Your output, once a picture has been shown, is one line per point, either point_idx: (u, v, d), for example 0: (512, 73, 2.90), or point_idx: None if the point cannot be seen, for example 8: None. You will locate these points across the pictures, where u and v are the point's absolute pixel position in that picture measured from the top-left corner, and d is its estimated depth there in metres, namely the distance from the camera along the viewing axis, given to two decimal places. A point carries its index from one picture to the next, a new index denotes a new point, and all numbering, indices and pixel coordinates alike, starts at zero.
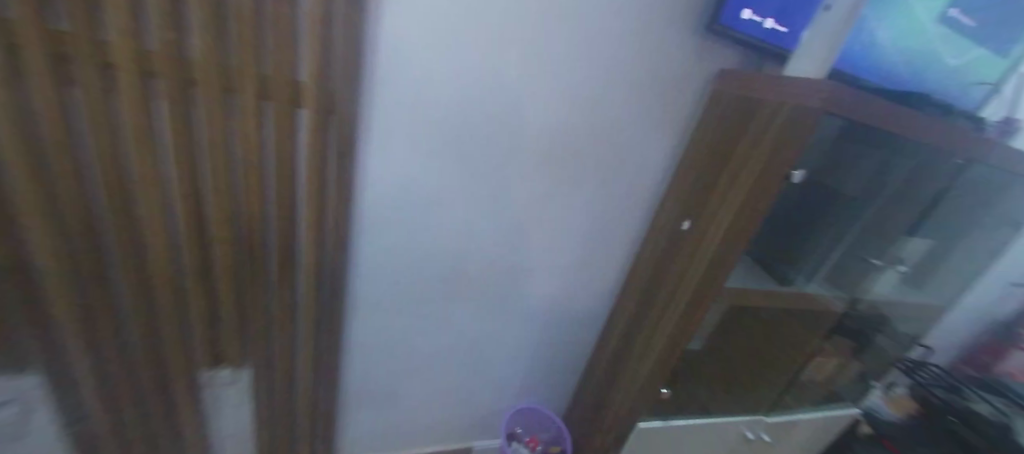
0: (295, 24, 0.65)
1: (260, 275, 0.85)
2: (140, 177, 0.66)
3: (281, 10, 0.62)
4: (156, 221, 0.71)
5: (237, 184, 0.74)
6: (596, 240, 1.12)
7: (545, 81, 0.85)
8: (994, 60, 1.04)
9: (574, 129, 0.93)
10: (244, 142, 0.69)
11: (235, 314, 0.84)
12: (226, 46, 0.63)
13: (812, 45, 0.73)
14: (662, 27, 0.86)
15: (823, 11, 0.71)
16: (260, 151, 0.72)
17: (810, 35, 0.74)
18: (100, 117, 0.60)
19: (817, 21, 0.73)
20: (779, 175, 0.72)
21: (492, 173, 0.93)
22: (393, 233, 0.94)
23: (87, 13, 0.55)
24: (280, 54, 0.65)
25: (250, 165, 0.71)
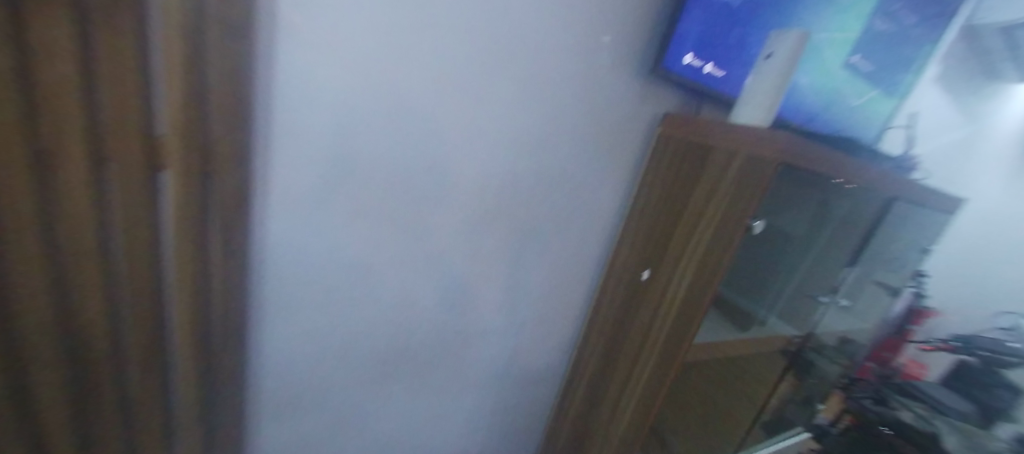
0: (146, 56, 0.48)
1: (113, 406, 0.58)
2: None
3: (125, 43, 0.46)
4: None
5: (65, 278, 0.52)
6: (551, 291, 1.02)
7: (484, 127, 0.76)
8: (884, 101, 1.16)
9: (521, 178, 0.84)
10: (70, 220, 0.48)
11: None
12: (34, 85, 0.43)
13: (757, 92, 0.72)
14: (606, 68, 0.82)
15: (764, 59, 0.72)
16: (101, 230, 0.51)
17: (752, 81, 0.73)
18: None
19: (758, 68, 0.73)
20: (740, 226, 0.68)
21: (430, 231, 0.80)
22: (310, 312, 0.76)
23: None
24: (127, 100, 0.48)
25: (82, 251, 0.50)
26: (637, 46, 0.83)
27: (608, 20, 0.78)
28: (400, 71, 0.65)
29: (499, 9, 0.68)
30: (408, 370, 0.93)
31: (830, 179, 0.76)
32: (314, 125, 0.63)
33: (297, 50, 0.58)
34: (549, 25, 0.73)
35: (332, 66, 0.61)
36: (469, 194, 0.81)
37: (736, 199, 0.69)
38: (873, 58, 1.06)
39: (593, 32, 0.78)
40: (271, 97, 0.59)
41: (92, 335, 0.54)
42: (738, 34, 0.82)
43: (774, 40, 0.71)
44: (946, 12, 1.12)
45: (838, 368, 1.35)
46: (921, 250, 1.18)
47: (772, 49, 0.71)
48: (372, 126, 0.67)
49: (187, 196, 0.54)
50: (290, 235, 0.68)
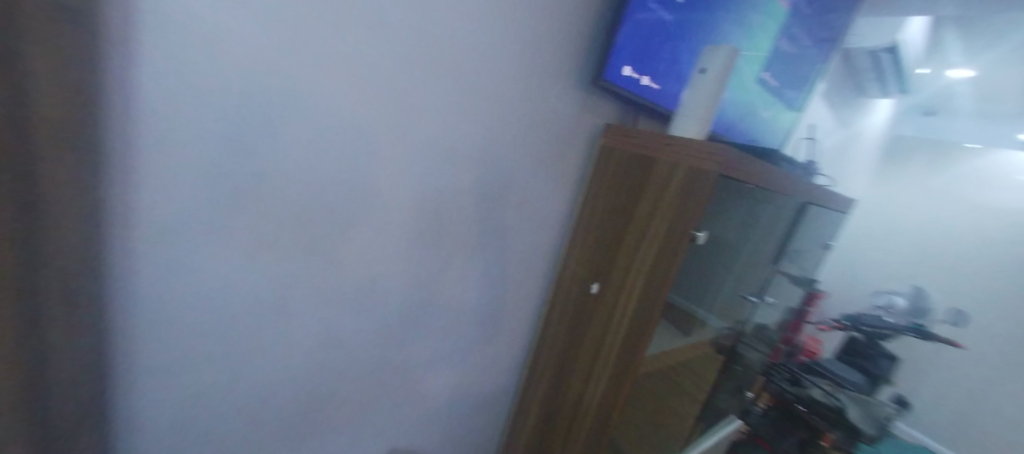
0: None
1: None
2: None
3: None
4: None
5: None
6: (498, 310, 0.97)
7: (419, 139, 0.69)
8: (787, 113, 1.29)
9: (461, 193, 0.78)
10: None
11: None
12: None
13: (693, 106, 0.74)
14: (545, 78, 0.80)
15: (698, 73, 0.74)
16: None
17: (689, 95, 0.75)
18: None
19: (693, 82, 0.75)
20: (685, 238, 0.69)
21: (360, 256, 0.71)
22: (211, 365, 0.62)
23: None
24: None
25: None
26: (576, 56, 0.82)
27: (546, 29, 0.76)
28: (310, 73, 0.56)
29: (431, 11, 0.62)
30: (342, 415, 0.81)
31: (758, 188, 0.80)
32: (199, 136, 0.51)
33: (174, 45, 0.47)
34: (483, 30, 0.69)
35: (222, 66, 0.50)
36: (404, 212, 0.73)
37: (680, 211, 0.70)
38: (779, 75, 1.16)
39: (530, 39, 0.74)
40: (135, 102, 0.46)
41: None
42: (671, 48, 0.84)
43: (708, 54, 0.73)
44: (835, 34, 1.27)
45: (758, 356, 1.46)
46: (824, 246, 1.32)
47: (707, 63, 0.73)
48: (278, 137, 0.56)
49: (8, 248, 0.37)
50: (176, 273, 0.55)
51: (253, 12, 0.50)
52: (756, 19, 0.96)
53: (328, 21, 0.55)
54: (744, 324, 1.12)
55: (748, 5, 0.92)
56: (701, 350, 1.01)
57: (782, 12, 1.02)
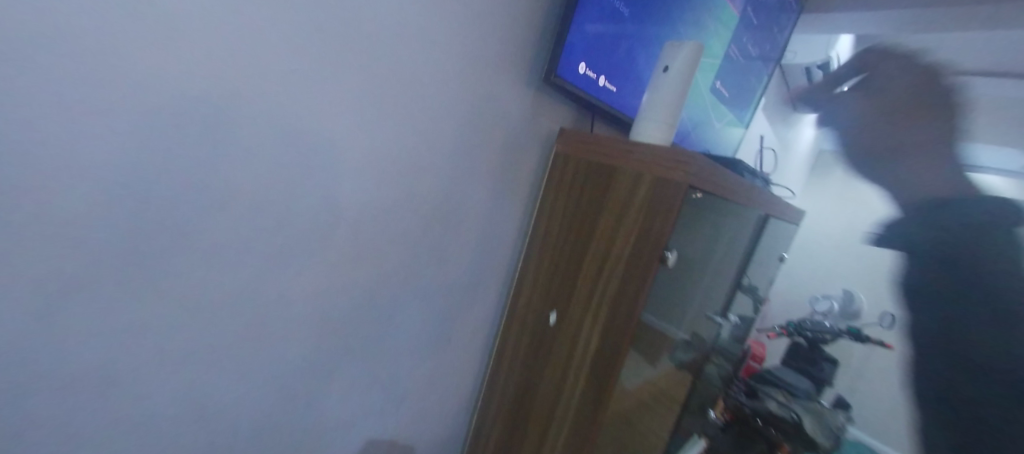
0: None
1: None
2: None
3: None
4: None
5: None
6: (442, 343, 0.83)
7: (327, 139, 0.56)
8: (737, 124, 1.28)
9: (389, 208, 0.66)
10: None
11: None
12: None
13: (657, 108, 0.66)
14: (487, 74, 0.69)
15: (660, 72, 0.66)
16: None
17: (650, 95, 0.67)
18: None
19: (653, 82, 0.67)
20: (654, 259, 0.59)
21: (250, 285, 0.56)
22: (13, 444, 0.44)
23: None
24: None
25: None
26: (523, 51, 0.72)
27: (486, 16, 0.66)
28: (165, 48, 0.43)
29: None
30: None
31: (724, 200, 0.74)
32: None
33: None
34: (408, 11, 0.58)
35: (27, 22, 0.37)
36: (311, 230, 0.59)
37: (648, 227, 0.60)
38: (731, 84, 1.14)
39: (468, 26, 0.64)
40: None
41: None
42: (627, 47, 0.77)
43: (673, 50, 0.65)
44: (778, 47, 1.28)
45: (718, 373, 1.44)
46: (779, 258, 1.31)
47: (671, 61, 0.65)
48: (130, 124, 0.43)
49: None
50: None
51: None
52: (710, 24, 0.92)
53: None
54: (710, 346, 1.05)
55: (703, 8, 0.88)
56: (667, 377, 0.93)
57: (733, 19, 1.00)
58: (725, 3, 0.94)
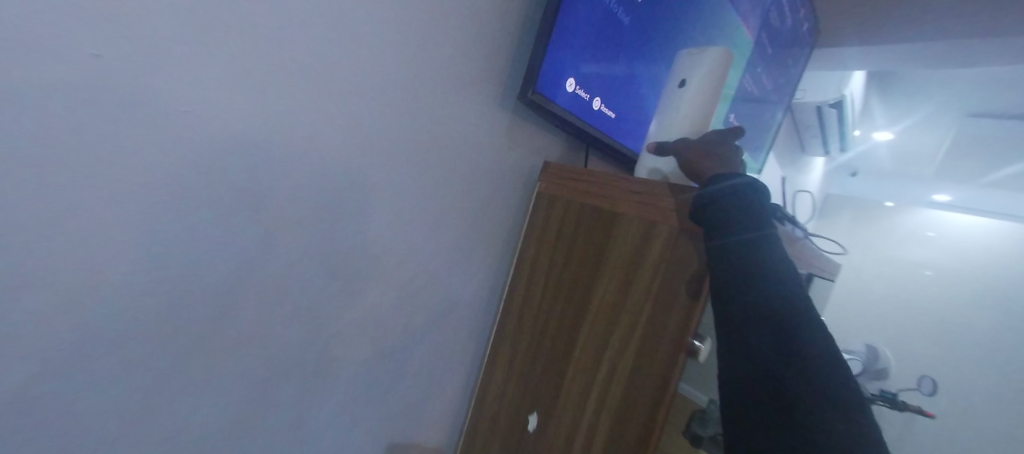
0: None
1: None
2: None
3: None
4: None
5: None
6: (387, 443, 0.61)
7: (212, 168, 0.36)
8: (751, 162, 1.14)
9: (305, 267, 0.45)
10: None
11: None
12: None
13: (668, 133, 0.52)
14: (451, 90, 0.53)
15: (676, 87, 0.52)
16: None
17: (661, 116, 0.53)
18: None
19: (665, 99, 0.53)
20: (680, 350, 0.42)
21: (64, 410, 0.33)
22: None
23: None
24: None
25: None
26: (499, 65, 0.57)
27: (452, 13, 0.50)
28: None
29: None
30: None
31: None
32: None
33: None
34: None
35: None
36: (183, 311, 0.38)
37: (670, 298, 0.44)
38: (745, 118, 1.00)
39: (431, 25, 0.48)
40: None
41: None
42: (627, 64, 0.63)
43: (693, 60, 0.51)
44: (792, 82, 1.16)
45: None
46: None
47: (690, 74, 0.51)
48: None
49: None
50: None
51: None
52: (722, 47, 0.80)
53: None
54: None
55: (715, 27, 0.75)
56: None
57: (747, 44, 0.87)
58: (738, 25, 0.82)
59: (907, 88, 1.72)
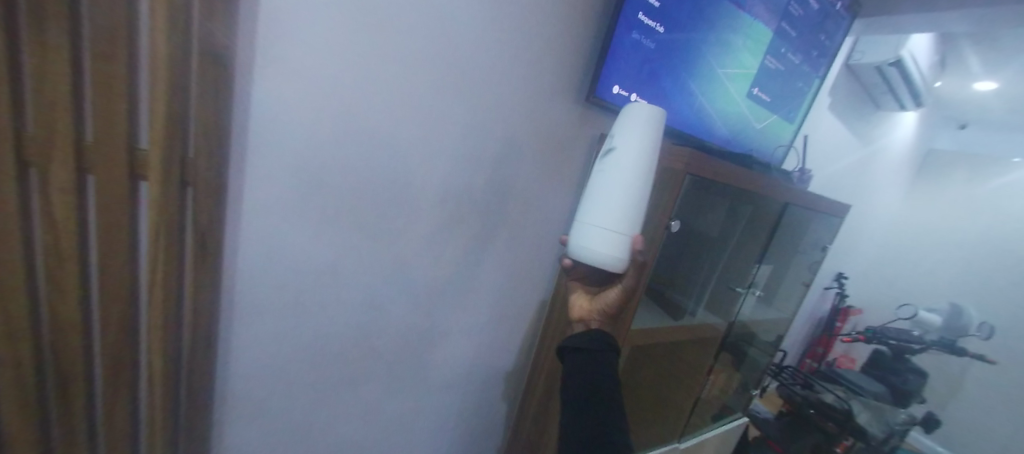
0: (133, 69, 0.52)
1: (73, 389, 0.59)
2: None
3: (112, 56, 0.49)
4: None
5: (37, 262, 0.54)
6: (512, 294, 1.06)
7: (448, 140, 0.82)
8: (785, 125, 1.37)
9: (473, 187, 0.89)
10: (45, 209, 0.51)
11: (33, 430, 0.58)
12: (44, 83, 0.48)
13: (585, 202, 0.71)
14: (552, 94, 0.92)
15: (612, 156, 0.69)
16: (79, 216, 0.53)
17: (620, 187, 0.67)
18: None
19: (632, 172, 0.67)
20: (661, 224, 0.81)
21: (392, 239, 0.84)
22: (258, 312, 0.74)
23: None
24: (104, 106, 0.50)
25: (59, 244, 0.53)
26: (578, 69, 0.93)
27: (553, 51, 0.88)
28: (350, 100, 0.70)
29: (450, 39, 0.75)
30: (375, 374, 0.94)
31: (733, 189, 0.90)
32: (286, 144, 0.67)
33: (265, 75, 0.62)
34: (498, 53, 0.81)
35: (304, 93, 0.66)
36: (433, 204, 0.85)
37: (661, 194, 0.82)
38: (773, 90, 1.25)
39: (536, 52, 0.85)
40: (244, 109, 0.62)
41: (66, 315, 0.56)
42: (656, 69, 0.97)
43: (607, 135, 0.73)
44: (826, 52, 1.36)
45: (768, 358, 1.49)
46: (822, 248, 1.36)
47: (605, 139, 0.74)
48: (340, 141, 0.71)
49: (172, 191, 0.56)
50: (254, 237, 0.69)
51: (308, 49, 0.64)
52: (738, 41, 1.09)
53: (370, 44, 0.68)
54: (739, 318, 1.19)
55: (728, 28, 1.05)
56: (694, 338, 1.10)
57: (767, 33, 1.14)
58: (754, 22, 1.09)
59: (1012, 37, 1.66)
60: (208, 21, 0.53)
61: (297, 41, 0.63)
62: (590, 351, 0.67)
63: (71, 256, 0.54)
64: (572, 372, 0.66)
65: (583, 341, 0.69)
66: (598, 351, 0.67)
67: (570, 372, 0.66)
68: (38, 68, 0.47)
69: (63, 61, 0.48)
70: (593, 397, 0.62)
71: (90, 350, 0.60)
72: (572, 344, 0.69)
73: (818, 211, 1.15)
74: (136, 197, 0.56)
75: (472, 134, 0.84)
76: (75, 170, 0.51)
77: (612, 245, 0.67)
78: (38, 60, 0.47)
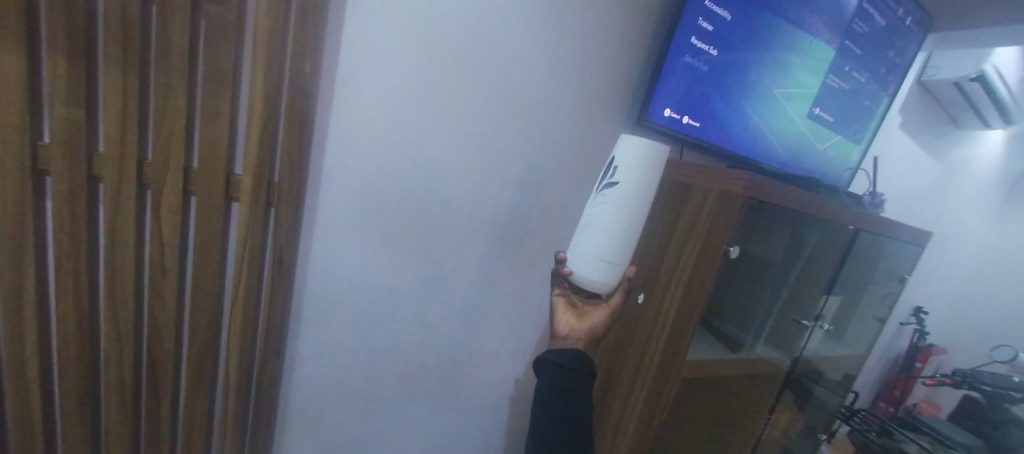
0: (234, 104, 0.59)
1: (162, 386, 0.65)
2: (26, 266, 0.54)
3: (219, 93, 0.57)
4: (68, 322, 0.57)
5: (145, 272, 0.61)
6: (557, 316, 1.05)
7: (501, 164, 0.84)
8: (852, 145, 1.29)
9: (524, 209, 0.90)
10: (155, 225, 0.58)
11: (126, 423, 0.65)
12: (164, 116, 0.55)
13: (586, 236, 0.66)
14: (603, 118, 0.92)
15: (615, 189, 0.63)
16: (181, 231, 0.60)
17: (625, 225, 0.64)
18: (10, 210, 0.51)
19: (638, 209, 0.64)
20: (718, 250, 0.78)
21: (445, 259, 0.86)
22: (321, 325, 0.79)
23: (21, 82, 0.48)
24: (210, 136, 0.57)
25: (163, 256, 0.59)
26: (629, 94, 0.94)
27: (606, 77, 0.89)
28: (412, 127, 0.74)
29: (506, 68, 0.78)
30: (423, 389, 0.95)
31: (796, 213, 0.86)
32: (355, 168, 0.72)
33: (341, 105, 0.67)
34: (551, 80, 0.84)
35: (373, 121, 0.71)
36: (484, 225, 0.88)
37: (717, 220, 0.79)
38: (836, 110, 1.19)
39: (588, 78, 0.87)
40: (321, 136, 0.68)
41: (164, 320, 0.62)
42: (709, 92, 0.96)
43: (608, 158, 0.66)
44: (895, 70, 1.28)
45: (837, 399, 1.36)
46: (899, 279, 1.24)
47: (604, 162, 0.67)
48: (401, 165, 0.75)
49: (259, 210, 0.62)
50: (323, 254, 0.74)
51: (379, 81, 0.69)
52: (797, 60, 1.05)
53: (432, 74, 0.73)
54: (804, 353, 1.10)
55: (786, 49, 1.02)
56: (752, 372, 1.03)
57: (828, 51, 1.09)
58: (814, 41, 1.06)
59: None
60: (298, 60, 0.59)
61: (370, 74, 0.68)
62: (569, 370, 0.61)
63: (171, 267, 0.60)
64: (547, 388, 0.60)
65: (558, 356, 0.62)
66: (579, 372, 0.61)
67: (546, 389, 0.60)
68: (161, 103, 0.54)
69: (180, 98, 0.55)
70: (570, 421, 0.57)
71: (178, 352, 0.66)
72: (552, 357, 0.62)
73: (894, 239, 1.06)
74: (228, 216, 0.63)
75: (525, 158, 0.86)
76: (182, 191, 0.58)
77: (614, 280, 0.66)
78: (161, 97, 0.54)
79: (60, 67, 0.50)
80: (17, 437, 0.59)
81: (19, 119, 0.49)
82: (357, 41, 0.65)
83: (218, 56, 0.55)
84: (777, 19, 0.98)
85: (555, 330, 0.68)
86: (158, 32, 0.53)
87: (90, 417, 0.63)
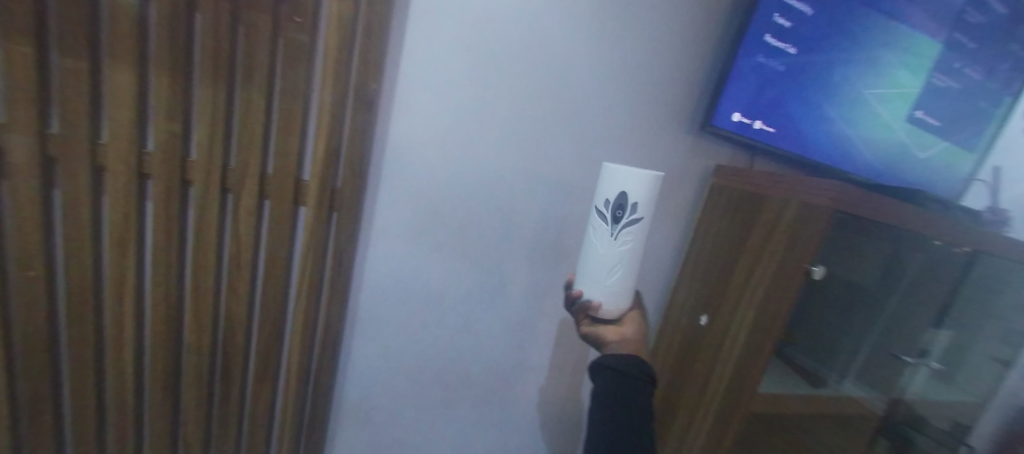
0: (306, 113, 0.63)
1: (233, 374, 0.70)
2: (130, 259, 0.60)
3: (293, 104, 0.61)
4: (160, 311, 0.63)
5: (224, 268, 0.66)
6: None
7: (554, 170, 0.82)
8: (963, 153, 1.11)
9: (578, 219, 0.87)
10: (233, 224, 0.63)
11: (202, 405, 0.70)
12: (245, 126, 0.60)
13: (615, 278, 0.60)
14: (664, 124, 0.87)
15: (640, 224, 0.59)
16: (255, 232, 0.65)
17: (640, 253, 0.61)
18: (119, 208, 0.58)
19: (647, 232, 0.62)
20: (800, 271, 0.69)
21: (495, 267, 0.85)
22: (375, 327, 0.81)
23: (135, 97, 0.55)
24: (283, 143, 0.62)
25: (239, 253, 0.64)
26: (693, 98, 0.88)
27: (668, 80, 0.85)
28: (466, 133, 0.74)
29: (562, 72, 0.77)
30: (470, 398, 0.95)
31: (895, 230, 0.74)
32: (413, 174, 0.74)
33: (400, 112, 0.70)
34: (609, 85, 0.80)
35: (429, 127, 0.72)
36: (536, 235, 0.86)
37: (796, 237, 0.71)
38: (943, 112, 1.04)
39: (648, 82, 0.83)
40: (382, 144, 0.70)
41: (237, 314, 0.67)
42: (786, 94, 0.87)
43: (621, 194, 0.57)
44: None
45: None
46: None
47: (612, 196, 0.59)
48: (453, 171, 0.76)
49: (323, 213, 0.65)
50: (379, 258, 0.76)
51: (437, 88, 0.70)
52: (893, 56, 0.93)
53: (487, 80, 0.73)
54: (904, 394, 0.95)
55: (881, 43, 0.91)
56: (837, 411, 0.91)
57: (932, 45, 0.96)
58: (915, 35, 0.93)
59: None
60: (362, 72, 0.62)
61: (428, 81, 0.69)
62: (624, 373, 0.54)
63: (245, 264, 0.65)
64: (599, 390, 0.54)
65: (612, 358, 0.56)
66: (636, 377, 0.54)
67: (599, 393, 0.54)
68: (243, 114, 0.59)
69: (260, 108, 0.60)
70: (622, 428, 0.50)
71: (247, 345, 0.71)
72: (607, 361, 0.56)
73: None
74: (295, 219, 0.67)
75: (580, 167, 0.84)
76: (257, 193, 0.63)
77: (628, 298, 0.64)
78: (244, 108, 0.59)
79: (165, 83, 0.56)
80: (115, 411, 0.66)
81: (131, 129, 0.56)
82: (417, 49, 0.67)
83: (294, 71, 0.60)
84: (869, 12, 0.87)
85: (603, 341, 0.60)
86: (244, 49, 0.58)
87: (172, 400, 0.69)
